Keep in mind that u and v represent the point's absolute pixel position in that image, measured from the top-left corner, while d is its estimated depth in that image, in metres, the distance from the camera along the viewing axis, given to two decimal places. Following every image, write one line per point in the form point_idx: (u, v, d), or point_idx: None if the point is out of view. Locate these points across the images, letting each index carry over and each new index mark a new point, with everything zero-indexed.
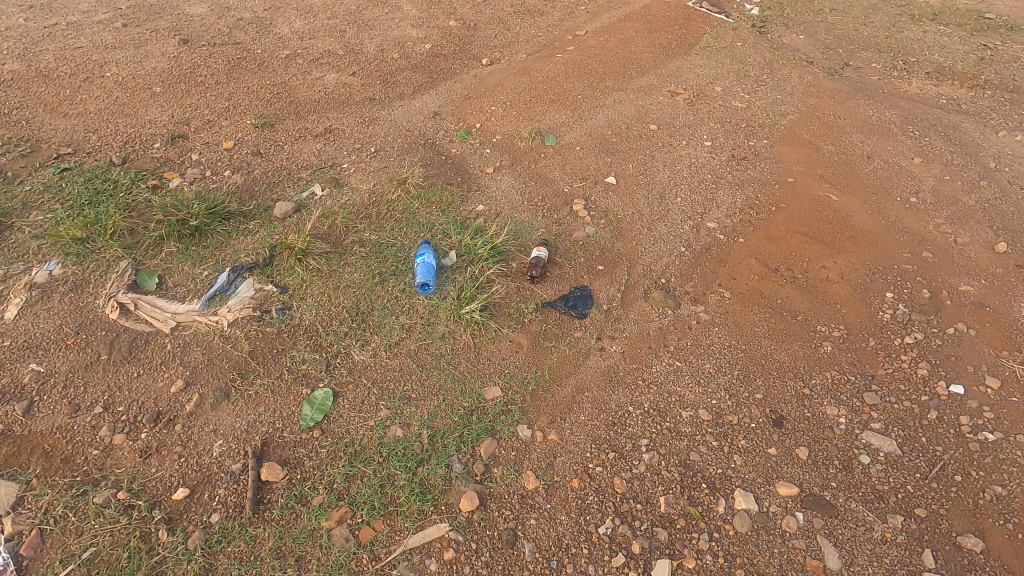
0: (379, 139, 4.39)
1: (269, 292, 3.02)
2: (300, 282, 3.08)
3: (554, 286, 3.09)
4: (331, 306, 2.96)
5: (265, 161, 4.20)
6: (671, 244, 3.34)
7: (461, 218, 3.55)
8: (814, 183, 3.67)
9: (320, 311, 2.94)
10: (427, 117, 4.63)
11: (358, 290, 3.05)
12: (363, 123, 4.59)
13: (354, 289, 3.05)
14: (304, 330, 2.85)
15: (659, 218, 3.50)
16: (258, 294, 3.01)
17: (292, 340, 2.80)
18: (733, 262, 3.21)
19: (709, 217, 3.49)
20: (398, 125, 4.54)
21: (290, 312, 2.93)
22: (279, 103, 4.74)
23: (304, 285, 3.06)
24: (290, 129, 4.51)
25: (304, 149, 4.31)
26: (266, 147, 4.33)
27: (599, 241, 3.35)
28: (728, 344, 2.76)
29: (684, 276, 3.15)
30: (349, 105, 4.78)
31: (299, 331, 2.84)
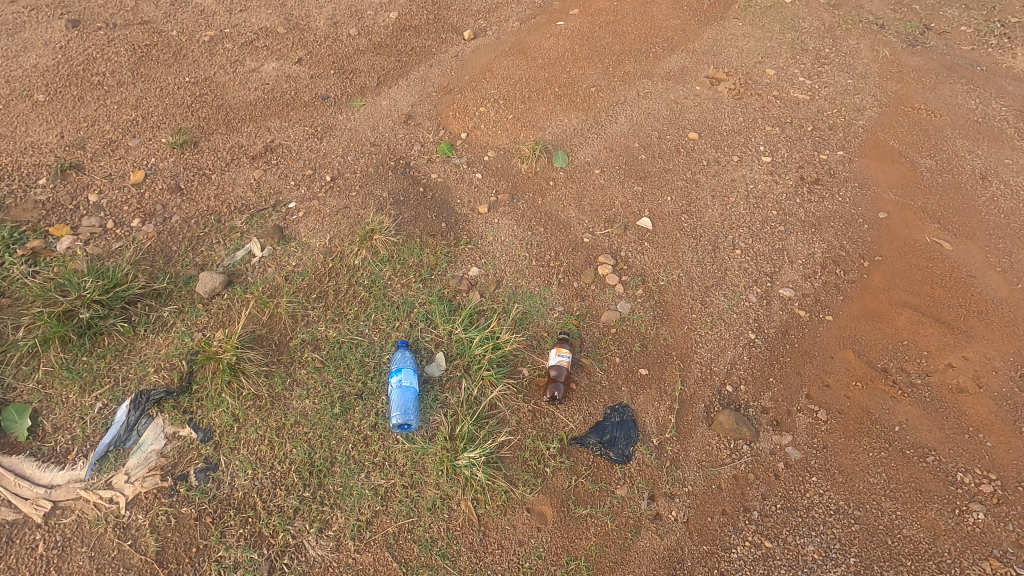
0: (335, 161, 3.36)
1: (186, 442, 2.16)
2: (229, 421, 2.21)
3: (582, 408, 2.25)
4: (274, 461, 2.12)
5: (186, 200, 3.19)
6: (736, 328, 2.47)
7: (447, 292, 2.64)
8: (917, 220, 2.76)
9: (257, 471, 2.09)
10: (396, 123, 3.57)
11: (311, 430, 2.19)
12: (313, 135, 3.54)
13: (305, 429, 2.20)
14: (236, 506, 2.02)
15: (714, 283, 2.61)
16: (170, 446, 2.15)
17: (219, 527, 1.98)
18: (822, 356, 2.36)
19: (782, 280, 2.60)
20: (360, 138, 3.50)
21: (215, 477, 2.08)
22: (203, 109, 3.65)
23: (235, 426, 2.20)
24: (219, 149, 3.45)
25: (237, 180, 3.29)
26: (188, 180, 3.30)
27: (638, 327, 2.47)
28: (835, 508, 1.97)
29: (758, 383, 2.31)
30: (294, 108, 3.70)
31: (228, 509, 2.01)
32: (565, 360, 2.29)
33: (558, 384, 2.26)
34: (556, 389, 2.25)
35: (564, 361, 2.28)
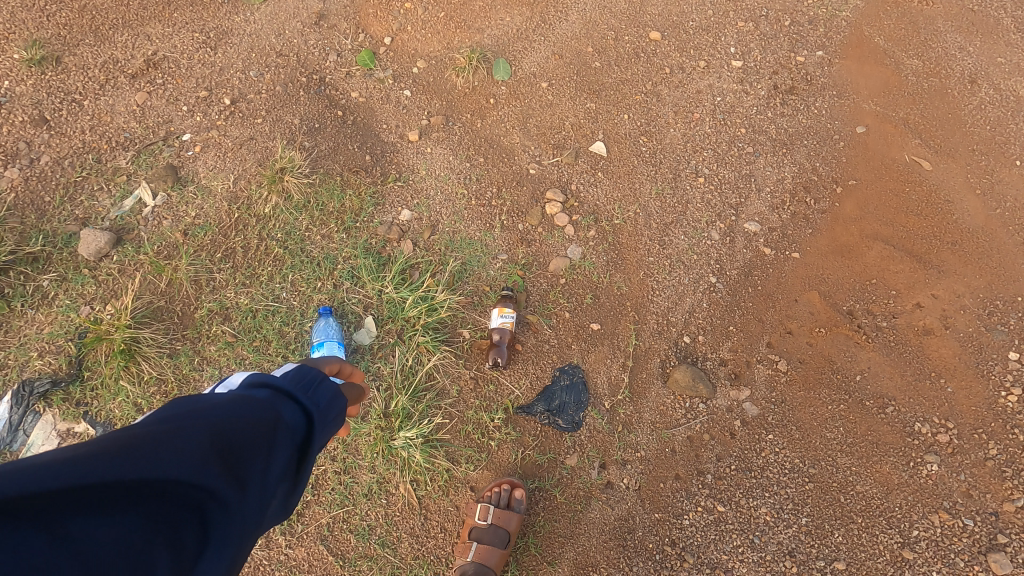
0: (235, 78, 2.70)
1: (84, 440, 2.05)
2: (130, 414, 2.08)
3: (529, 372, 2.06)
4: None
5: (58, 138, 2.55)
6: (696, 272, 2.24)
7: (375, 244, 2.31)
8: (897, 135, 2.48)
9: None
10: (308, 27, 2.81)
11: None
12: (206, 45, 2.76)
13: None
14: None
15: (675, 220, 2.34)
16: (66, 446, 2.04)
17: None
18: (786, 299, 2.18)
19: (748, 212, 2.35)
20: (264, 49, 2.77)
21: None
22: (61, 11, 2.75)
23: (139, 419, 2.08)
24: (90, 66, 2.68)
25: (117, 108, 2.63)
26: (54, 108, 2.60)
27: (590, 276, 2.23)
28: (789, 467, 1.90)
29: (717, 333, 2.14)
30: (177, 5, 2.84)
31: None
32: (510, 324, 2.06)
33: (502, 349, 2.05)
34: (499, 355, 2.05)
35: (509, 325, 2.05)
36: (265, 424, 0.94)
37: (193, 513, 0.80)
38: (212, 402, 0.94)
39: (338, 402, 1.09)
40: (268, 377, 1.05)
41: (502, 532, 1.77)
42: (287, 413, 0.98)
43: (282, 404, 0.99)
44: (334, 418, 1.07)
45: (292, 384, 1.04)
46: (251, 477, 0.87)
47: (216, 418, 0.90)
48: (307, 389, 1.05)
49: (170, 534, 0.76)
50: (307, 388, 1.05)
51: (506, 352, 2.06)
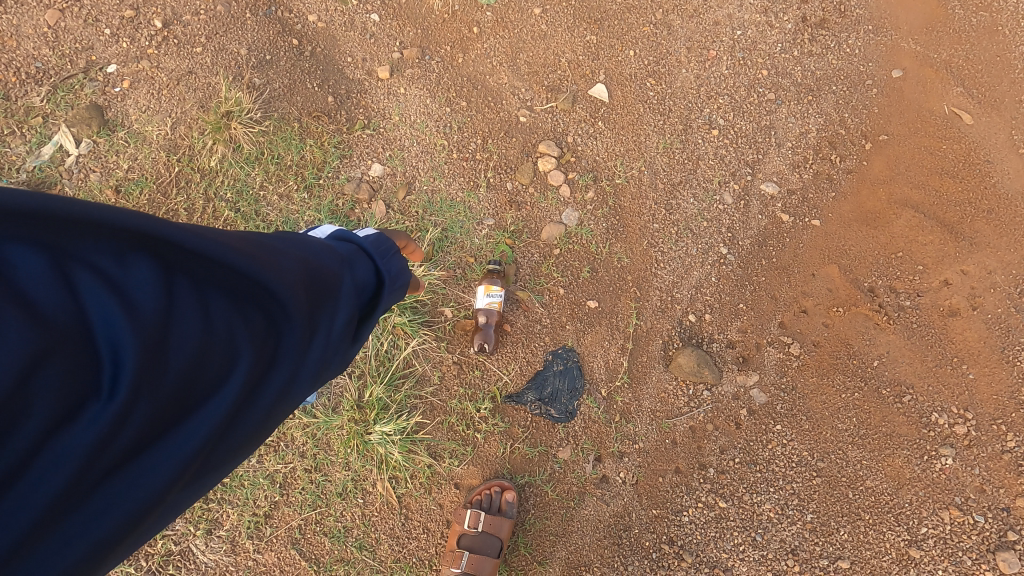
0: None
1: None
2: None
3: (518, 356, 1.86)
4: None
5: None
6: (704, 241, 2.01)
7: (342, 205, 2.04)
8: (937, 81, 2.17)
9: None
10: None
11: None
12: None
13: None
14: None
15: (683, 180, 2.06)
16: None
17: None
18: (803, 274, 1.97)
19: (766, 171, 2.08)
20: None
21: None
22: None
23: None
24: None
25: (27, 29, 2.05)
26: None
27: (587, 245, 1.97)
28: (797, 460, 1.78)
29: (726, 311, 1.94)
30: None
31: None
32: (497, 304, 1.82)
33: (488, 332, 1.83)
34: (484, 338, 1.83)
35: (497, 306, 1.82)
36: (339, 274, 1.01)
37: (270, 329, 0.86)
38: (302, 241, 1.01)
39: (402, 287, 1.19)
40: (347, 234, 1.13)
41: (494, 540, 1.67)
42: (356, 272, 1.06)
43: (355, 261, 1.07)
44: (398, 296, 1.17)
45: (372, 246, 1.13)
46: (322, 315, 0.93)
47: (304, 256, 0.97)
48: (383, 254, 1.14)
49: (251, 339, 0.82)
50: (381, 255, 1.13)
51: (491, 334, 1.84)
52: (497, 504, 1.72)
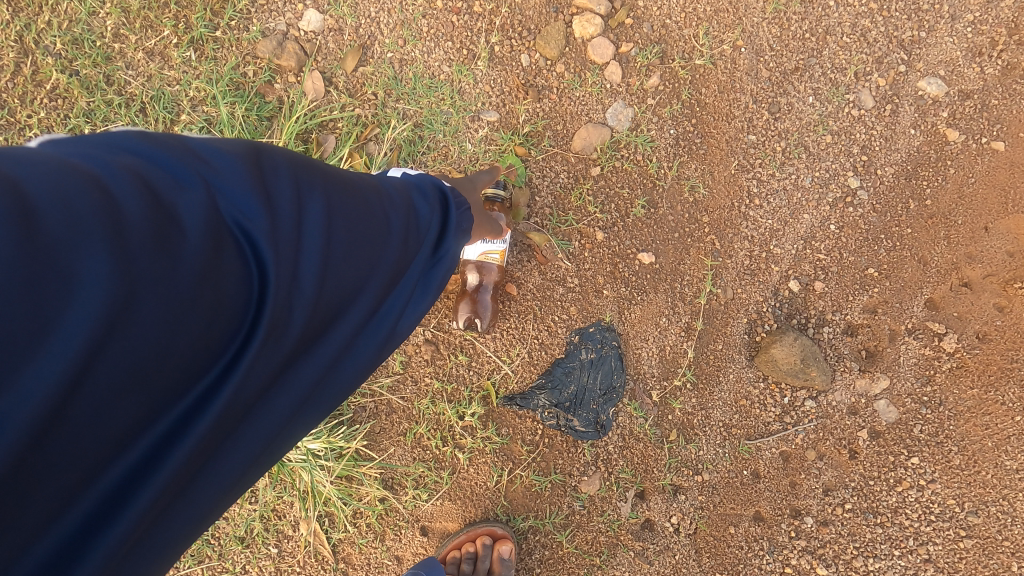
0: None
1: None
2: None
3: (527, 335, 1.19)
4: None
5: None
6: (825, 166, 1.28)
7: (253, 75, 1.24)
8: None
9: None
10: None
11: None
12: None
13: None
14: None
15: (801, 66, 1.29)
16: None
17: None
18: (971, 227, 1.27)
19: (929, 59, 1.31)
20: None
21: None
22: None
23: None
24: None
25: None
26: None
27: (643, 164, 1.25)
28: (938, 511, 1.19)
29: (849, 279, 1.26)
30: None
31: None
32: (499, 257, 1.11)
33: (481, 300, 1.14)
34: (473, 309, 1.14)
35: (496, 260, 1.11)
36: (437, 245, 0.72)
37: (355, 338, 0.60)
38: (388, 183, 0.71)
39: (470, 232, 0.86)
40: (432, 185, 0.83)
41: None
42: (451, 242, 0.73)
43: (453, 216, 0.75)
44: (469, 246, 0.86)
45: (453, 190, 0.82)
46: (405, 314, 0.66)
47: (400, 205, 0.67)
48: (468, 211, 0.81)
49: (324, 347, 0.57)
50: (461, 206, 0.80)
51: (486, 304, 1.14)
52: (485, 565, 1.11)
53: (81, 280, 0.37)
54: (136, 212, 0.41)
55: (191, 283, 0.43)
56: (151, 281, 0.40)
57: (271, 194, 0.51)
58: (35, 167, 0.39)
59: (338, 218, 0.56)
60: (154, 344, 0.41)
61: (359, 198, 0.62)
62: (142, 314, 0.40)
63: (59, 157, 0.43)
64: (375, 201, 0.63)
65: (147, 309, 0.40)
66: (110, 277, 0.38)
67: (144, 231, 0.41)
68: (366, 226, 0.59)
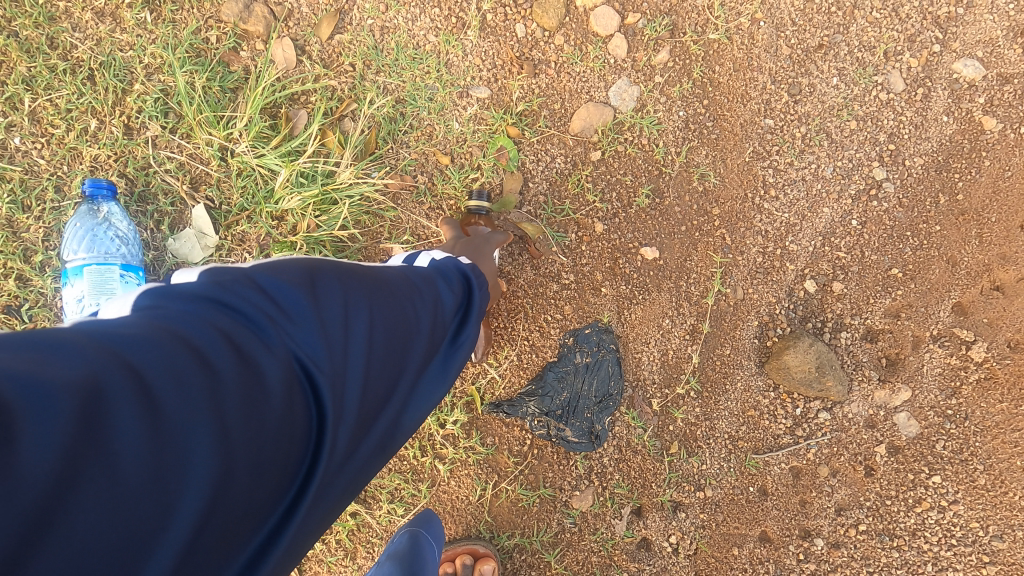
0: None
1: None
2: None
3: (517, 336, 1.08)
4: None
5: None
6: (848, 155, 1.17)
7: (216, 41, 1.11)
8: None
9: None
10: None
11: None
12: None
13: None
14: None
15: (825, 43, 1.17)
16: None
17: None
18: (1006, 224, 1.16)
19: (965, 37, 1.19)
20: None
21: None
22: None
23: None
24: None
25: None
26: None
27: (648, 148, 1.13)
28: (959, 535, 1.09)
29: (870, 277, 1.15)
30: None
31: None
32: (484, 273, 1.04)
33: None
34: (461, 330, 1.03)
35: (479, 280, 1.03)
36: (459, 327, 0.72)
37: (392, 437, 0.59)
38: (420, 269, 0.72)
39: None
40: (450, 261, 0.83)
41: None
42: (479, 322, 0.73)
43: (476, 298, 0.74)
44: None
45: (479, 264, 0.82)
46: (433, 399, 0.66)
47: (430, 299, 0.67)
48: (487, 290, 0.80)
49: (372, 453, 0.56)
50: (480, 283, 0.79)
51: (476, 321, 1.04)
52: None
53: (189, 467, 0.38)
54: (227, 373, 0.42)
55: (271, 438, 0.44)
56: (242, 448, 0.41)
57: (325, 316, 0.52)
58: (137, 336, 0.40)
59: (379, 324, 0.57)
60: (239, 508, 0.41)
61: (401, 297, 0.63)
62: (232, 482, 0.41)
63: (148, 318, 0.43)
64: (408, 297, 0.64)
65: (239, 476, 0.41)
66: (213, 454, 0.39)
67: (236, 394, 0.42)
68: (401, 331, 0.60)
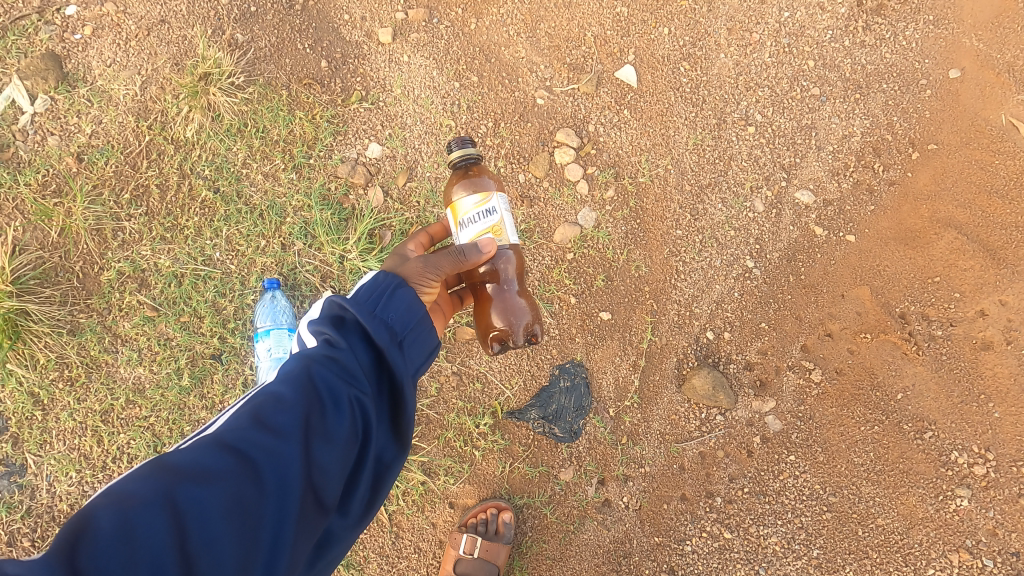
0: None
1: None
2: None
3: (523, 368, 1.73)
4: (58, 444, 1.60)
5: None
6: (730, 252, 1.85)
7: (335, 189, 1.82)
8: (997, 87, 1.97)
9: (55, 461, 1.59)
10: None
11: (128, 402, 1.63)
12: None
13: (109, 399, 1.63)
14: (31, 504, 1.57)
15: (712, 182, 1.87)
16: None
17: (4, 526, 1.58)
18: (832, 293, 1.83)
19: (801, 176, 1.90)
20: None
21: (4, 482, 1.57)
22: None
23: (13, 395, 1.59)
24: None
25: None
26: None
27: (603, 251, 1.81)
28: (808, 493, 1.71)
29: (746, 327, 1.81)
30: None
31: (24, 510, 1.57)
32: (508, 239, 1.19)
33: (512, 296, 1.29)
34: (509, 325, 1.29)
35: (482, 255, 1.15)
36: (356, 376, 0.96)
37: (328, 498, 0.90)
38: (271, 390, 0.92)
39: (416, 306, 1.02)
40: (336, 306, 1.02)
41: (490, 567, 1.60)
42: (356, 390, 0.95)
43: (352, 364, 0.96)
44: (420, 319, 1.02)
45: (364, 303, 0.99)
46: (374, 439, 0.96)
47: (276, 427, 0.88)
48: (397, 303, 1.00)
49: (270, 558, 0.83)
50: (381, 304, 1.00)
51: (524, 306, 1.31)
52: (493, 526, 1.63)
53: None
54: None
55: None
56: None
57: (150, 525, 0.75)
58: None
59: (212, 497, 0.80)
60: None
61: (234, 456, 0.84)
62: None
63: None
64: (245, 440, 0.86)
65: None
66: None
67: None
68: (248, 472, 0.83)
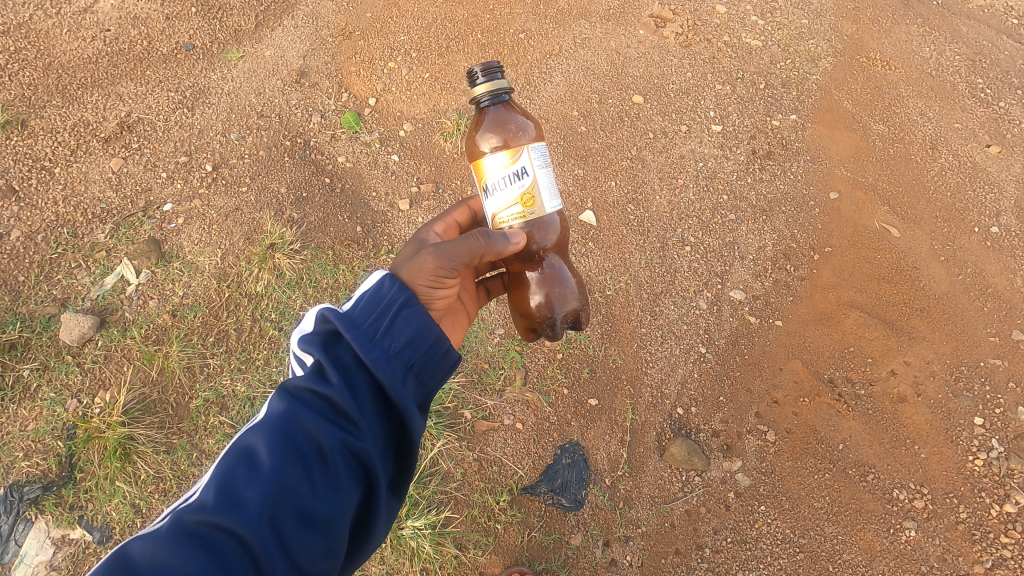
0: (232, 153, 2.55)
1: (41, 532, 1.93)
2: (106, 501, 1.97)
3: (531, 451, 2.11)
4: None
5: (40, 213, 2.35)
6: (685, 343, 2.33)
7: None
8: (867, 202, 2.61)
9: None
10: (295, 94, 2.69)
11: None
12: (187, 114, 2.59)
13: None
14: None
15: (664, 290, 2.41)
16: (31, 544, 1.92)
17: None
18: (772, 367, 2.29)
19: (732, 280, 2.45)
20: (251, 116, 2.62)
21: None
22: (72, 88, 2.57)
23: (121, 507, 1.97)
24: (70, 134, 2.49)
25: (105, 177, 2.45)
26: (60, 188, 2.40)
27: (586, 350, 2.27)
28: (781, 537, 2.03)
29: (708, 401, 2.24)
30: (166, 72, 2.67)
31: None
32: (542, 205, 1.41)
33: (562, 274, 1.55)
34: (558, 307, 1.54)
35: (513, 245, 1.38)
36: (339, 417, 1.15)
37: (318, 528, 1.09)
38: (255, 446, 1.11)
39: (415, 336, 1.23)
40: (327, 341, 1.20)
41: None
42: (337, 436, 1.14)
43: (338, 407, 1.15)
44: (415, 347, 1.22)
45: (358, 342, 1.18)
46: (366, 464, 1.16)
47: (256, 483, 1.06)
48: (399, 335, 1.21)
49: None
50: (385, 337, 1.20)
51: (576, 289, 1.56)
52: None
53: None
54: None
55: None
56: None
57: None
58: None
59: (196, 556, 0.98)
60: None
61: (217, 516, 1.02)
62: None
63: None
64: (209, 516, 1.02)
65: None
66: None
67: None
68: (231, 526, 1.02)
